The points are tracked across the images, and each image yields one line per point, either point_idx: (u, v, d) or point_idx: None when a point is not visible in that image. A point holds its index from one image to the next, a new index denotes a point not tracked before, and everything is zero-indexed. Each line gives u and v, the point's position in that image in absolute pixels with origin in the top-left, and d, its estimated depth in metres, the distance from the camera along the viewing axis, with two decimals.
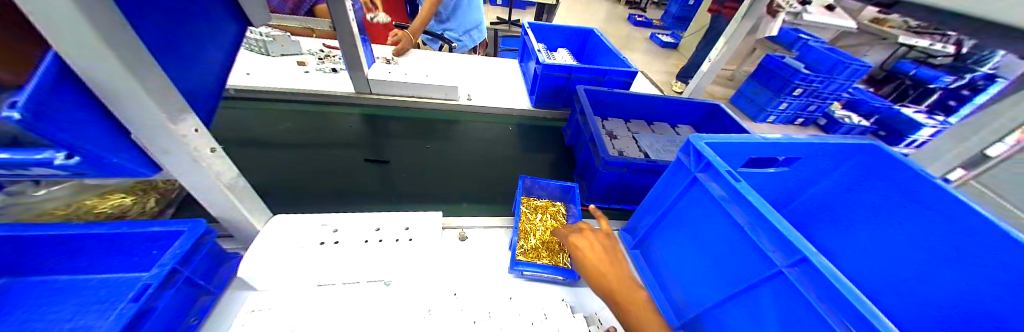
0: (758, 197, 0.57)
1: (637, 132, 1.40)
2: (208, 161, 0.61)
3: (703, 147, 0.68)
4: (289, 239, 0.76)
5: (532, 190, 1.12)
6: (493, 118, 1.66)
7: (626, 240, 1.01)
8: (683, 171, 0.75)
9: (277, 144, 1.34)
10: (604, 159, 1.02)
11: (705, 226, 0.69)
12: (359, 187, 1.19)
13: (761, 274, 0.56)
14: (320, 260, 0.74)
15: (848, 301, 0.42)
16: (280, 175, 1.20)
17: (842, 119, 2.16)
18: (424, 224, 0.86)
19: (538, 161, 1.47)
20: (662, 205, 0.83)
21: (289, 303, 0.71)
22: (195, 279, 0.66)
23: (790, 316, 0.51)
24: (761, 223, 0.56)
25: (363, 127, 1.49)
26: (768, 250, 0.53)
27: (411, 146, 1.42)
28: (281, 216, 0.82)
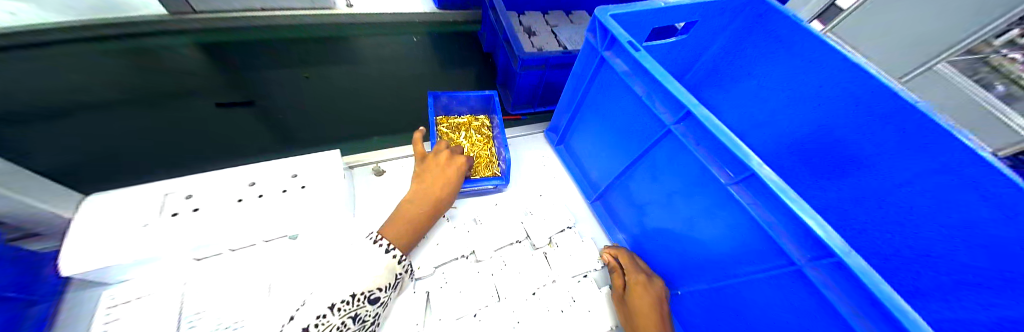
0: (654, 62, 0.54)
1: (555, 24, 1.27)
2: None
3: (606, 19, 0.60)
4: (127, 218, 0.58)
5: (450, 107, 0.99)
6: (391, 29, 1.37)
7: (550, 139, 1.02)
8: (590, 52, 0.69)
9: (80, 107, 0.95)
10: (520, 58, 0.92)
11: (613, 105, 0.69)
12: (231, 138, 0.94)
13: (656, 136, 0.58)
14: (182, 232, 0.58)
15: (717, 142, 0.45)
16: (104, 147, 0.88)
17: None
18: (320, 165, 0.72)
19: (456, 74, 1.30)
20: (577, 94, 0.80)
21: (170, 286, 0.59)
22: (1, 295, 0.48)
23: (679, 166, 0.56)
24: (655, 89, 0.54)
25: (211, 64, 1.12)
26: (661, 113, 0.54)
27: (290, 78, 1.13)
28: (97, 199, 0.59)
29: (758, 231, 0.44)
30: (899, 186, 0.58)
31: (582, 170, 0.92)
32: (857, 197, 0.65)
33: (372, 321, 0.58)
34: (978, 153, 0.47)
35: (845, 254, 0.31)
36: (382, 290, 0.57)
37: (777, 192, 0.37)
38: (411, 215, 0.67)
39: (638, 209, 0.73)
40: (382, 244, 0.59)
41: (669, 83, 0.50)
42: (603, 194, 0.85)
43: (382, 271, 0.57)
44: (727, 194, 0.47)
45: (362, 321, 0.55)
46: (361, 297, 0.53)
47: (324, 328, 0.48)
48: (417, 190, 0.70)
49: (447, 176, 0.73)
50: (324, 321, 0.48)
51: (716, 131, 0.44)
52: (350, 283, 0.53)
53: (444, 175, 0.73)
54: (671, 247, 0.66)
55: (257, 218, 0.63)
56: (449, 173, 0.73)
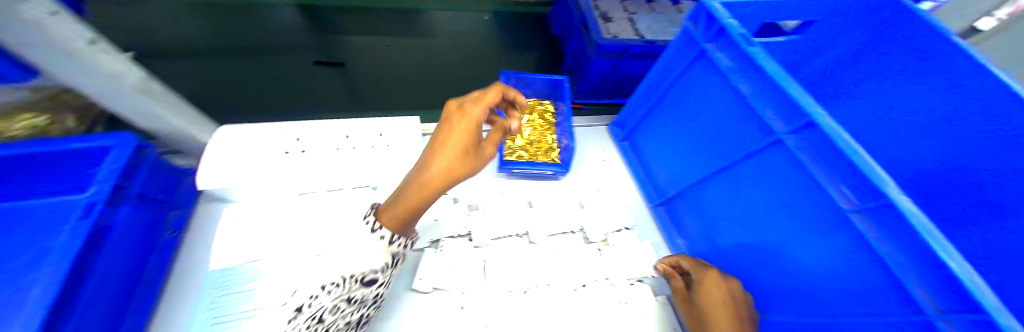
0: (770, 61, 0.49)
1: (633, 11, 1.21)
2: (93, 58, 0.48)
3: (716, 8, 0.55)
4: (252, 151, 0.68)
5: (516, 89, 1.00)
6: (465, 6, 1.40)
7: (615, 134, 0.99)
8: (687, 46, 0.64)
9: (204, 51, 1.10)
10: (597, 43, 0.90)
11: (704, 107, 0.64)
12: (322, 95, 1.04)
13: (757, 145, 0.54)
14: (299, 170, 0.71)
15: (842, 159, 0.40)
16: (220, 87, 1.01)
17: None
18: (401, 127, 0.77)
19: (522, 56, 1.30)
20: (658, 90, 0.76)
21: (263, 214, 0.67)
22: (152, 194, 0.61)
23: (785, 183, 0.51)
24: (767, 93, 0.50)
25: (308, 24, 1.24)
26: (771, 120, 0.50)
27: (374, 45, 1.21)
28: (228, 129, 0.69)
29: (879, 266, 0.39)
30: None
31: (648, 171, 0.88)
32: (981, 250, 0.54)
33: (374, 300, 0.55)
34: None
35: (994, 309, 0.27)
36: (380, 272, 0.52)
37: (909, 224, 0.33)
38: (412, 195, 0.54)
39: (716, 221, 0.69)
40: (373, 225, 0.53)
41: (789, 87, 0.46)
42: (670, 199, 0.81)
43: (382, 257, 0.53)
44: (847, 220, 0.42)
45: (360, 302, 0.52)
46: (353, 280, 0.49)
47: (315, 309, 0.47)
48: (416, 164, 0.53)
49: (450, 141, 0.51)
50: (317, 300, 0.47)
51: (840, 145, 0.39)
52: (349, 264, 0.51)
53: (444, 139, 0.51)
54: (755, 268, 0.62)
55: (350, 165, 0.74)
56: (454, 136, 0.51)
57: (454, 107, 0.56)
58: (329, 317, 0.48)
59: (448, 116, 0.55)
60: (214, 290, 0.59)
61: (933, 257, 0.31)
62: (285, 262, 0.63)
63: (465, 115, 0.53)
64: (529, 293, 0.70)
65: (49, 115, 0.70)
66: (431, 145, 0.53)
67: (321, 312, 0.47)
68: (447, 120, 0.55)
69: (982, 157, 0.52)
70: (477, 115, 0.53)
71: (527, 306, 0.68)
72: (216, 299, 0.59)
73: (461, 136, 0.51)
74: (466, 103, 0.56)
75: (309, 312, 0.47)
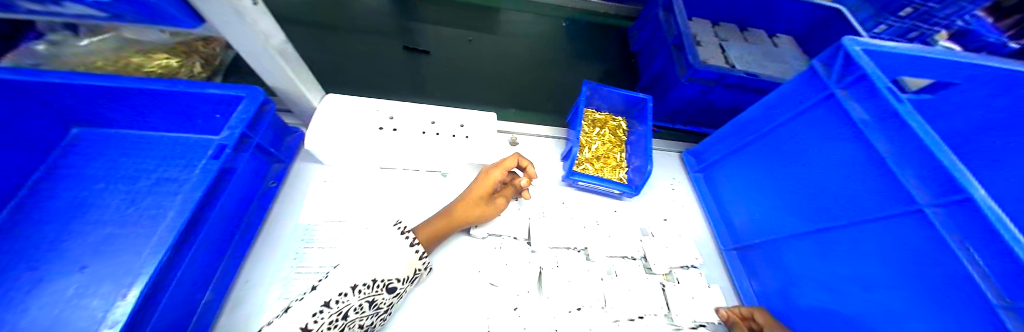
0: (919, 119, 0.44)
1: (724, 38, 1.15)
2: (251, 18, 0.53)
3: (858, 53, 0.51)
4: (347, 123, 0.71)
5: (591, 100, 0.99)
6: (546, 11, 1.41)
7: (689, 163, 0.94)
8: (810, 87, 0.59)
9: (310, 22, 1.21)
10: (692, 68, 0.85)
11: (818, 154, 0.59)
12: (405, 78, 1.09)
13: (884, 210, 0.48)
14: (380, 144, 0.71)
15: (999, 248, 0.35)
16: (321, 56, 1.10)
17: None
18: (483, 120, 0.80)
19: (597, 67, 1.28)
20: (758, 128, 0.71)
21: (355, 180, 0.73)
22: (264, 146, 0.66)
23: (912, 257, 0.45)
24: (912, 156, 0.44)
25: (399, 10, 1.31)
26: (910, 185, 0.44)
27: (457, 38, 1.25)
28: (334, 98, 0.75)
29: None
30: None
31: (722, 210, 0.83)
32: None
33: (386, 310, 0.56)
34: None
35: None
36: (401, 281, 0.55)
37: None
38: (445, 219, 0.67)
39: (795, 280, 0.63)
40: (410, 237, 0.58)
41: (940, 153, 0.40)
42: (745, 244, 0.75)
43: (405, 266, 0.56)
44: (993, 319, 0.36)
45: (376, 308, 0.53)
46: (380, 283, 0.51)
47: (343, 306, 0.47)
48: (445, 206, 0.70)
49: (474, 194, 0.69)
50: (344, 298, 0.47)
51: (1002, 231, 0.34)
52: (380, 267, 0.53)
53: (471, 192, 0.69)
54: None
55: (430, 150, 0.74)
56: (478, 190, 0.69)
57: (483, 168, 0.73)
58: (351, 316, 0.48)
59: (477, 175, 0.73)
60: (298, 243, 0.64)
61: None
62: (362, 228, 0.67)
63: (488, 176, 0.70)
64: (584, 311, 0.68)
65: (181, 58, 0.79)
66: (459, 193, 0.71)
67: (347, 309, 0.48)
68: (474, 177, 0.73)
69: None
70: (497, 176, 0.70)
71: (582, 324, 0.66)
72: (297, 253, 0.63)
73: (482, 192, 0.69)
74: (492, 166, 0.73)
75: (334, 309, 0.46)
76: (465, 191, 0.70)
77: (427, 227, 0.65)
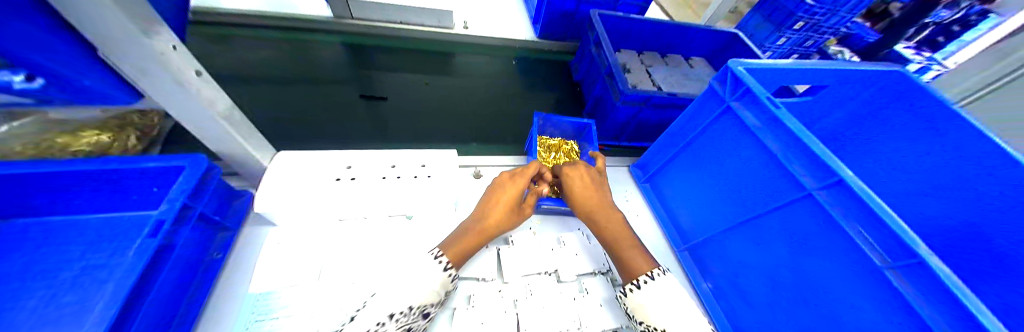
0: (795, 122, 0.54)
1: (650, 64, 1.33)
2: (196, 87, 0.55)
3: (742, 72, 0.62)
4: (302, 178, 0.71)
5: (544, 128, 1.07)
6: (496, 51, 1.53)
7: (635, 175, 1.04)
8: (714, 101, 0.71)
9: (258, 79, 1.19)
10: (623, 93, 0.97)
11: (730, 156, 0.69)
12: (365, 126, 1.10)
13: (786, 197, 0.57)
14: (340, 196, 0.71)
15: (873, 219, 0.44)
16: (275, 113, 1.09)
17: (835, 54, 1.39)
18: (443, 159, 0.82)
19: (547, 97, 1.39)
20: (684, 137, 0.81)
21: (313, 236, 0.71)
22: (208, 217, 0.62)
23: (814, 234, 0.54)
24: (796, 150, 0.54)
25: (352, 60, 1.35)
26: (800, 175, 0.53)
27: (414, 83, 1.31)
28: (285, 156, 0.74)
29: (917, 322, 0.42)
30: None
31: (670, 214, 0.91)
32: None
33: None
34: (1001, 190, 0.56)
35: None
36: (432, 306, 0.59)
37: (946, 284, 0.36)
38: (478, 230, 0.69)
39: (735, 267, 0.71)
40: (443, 261, 0.62)
41: (816, 147, 0.50)
42: (694, 244, 0.82)
43: (437, 286, 0.59)
44: (880, 277, 0.45)
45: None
46: (416, 310, 0.56)
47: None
48: (473, 218, 0.72)
49: (505, 200, 0.72)
50: (383, 328, 0.51)
51: (872, 205, 0.43)
52: (409, 296, 0.56)
53: (500, 199, 0.73)
54: (782, 319, 0.62)
55: (392, 195, 0.75)
56: (508, 197, 0.73)
57: (505, 176, 0.77)
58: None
59: (500, 183, 0.76)
60: (250, 315, 0.60)
61: (973, 316, 0.34)
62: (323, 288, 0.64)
63: (516, 182, 0.75)
64: None
65: (113, 132, 0.75)
66: (484, 204, 0.73)
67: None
68: (496, 186, 0.76)
69: (1004, 217, 0.54)
70: (524, 180, 0.75)
71: None
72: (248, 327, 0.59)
73: (513, 198, 0.73)
74: (513, 173, 0.78)
75: None
76: (493, 198, 0.73)
77: (456, 242, 0.66)
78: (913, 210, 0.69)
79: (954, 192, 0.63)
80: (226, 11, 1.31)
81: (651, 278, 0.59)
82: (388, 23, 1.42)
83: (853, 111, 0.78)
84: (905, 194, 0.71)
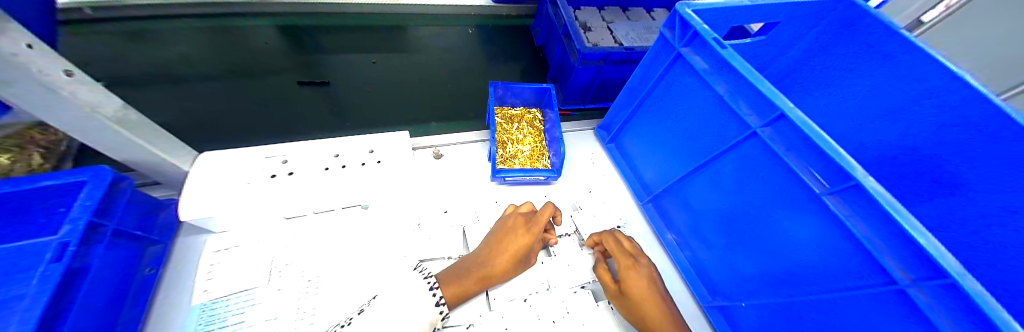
0: (740, 60, 0.52)
1: (611, 20, 1.27)
2: (69, 89, 0.47)
3: (688, 13, 0.58)
4: (235, 177, 0.65)
5: (504, 98, 1.02)
6: (449, 21, 1.42)
7: (601, 137, 1.02)
8: (666, 48, 0.68)
9: (182, 77, 1.07)
10: (580, 52, 0.93)
11: (683, 105, 0.68)
12: (312, 117, 1.02)
13: (735, 139, 0.57)
14: (280, 193, 0.66)
15: (815, 151, 0.44)
16: (207, 113, 0.99)
17: None
18: (394, 142, 0.77)
19: (508, 66, 1.32)
20: (641, 92, 0.79)
21: (260, 238, 0.66)
22: (127, 232, 0.57)
23: (762, 172, 0.54)
24: (741, 89, 0.53)
25: (290, 44, 1.22)
26: (746, 115, 0.52)
27: (361, 64, 1.21)
28: (212, 157, 0.67)
29: (851, 243, 0.43)
30: (968, 221, 0.55)
31: (634, 171, 0.91)
32: (928, 223, 0.60)
33: None
34: (951, 108, 0.56)
35: (960, 276, 0.29)
36: None
37: (882, 205, 0.36)
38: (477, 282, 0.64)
39: (695, 215, 0.73)
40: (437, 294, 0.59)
41: (758, 83, 0.49)
42: (657, 197, 0.83)
43: (426, 323, 0.57)
44: (819, 206, 0.46)
45: None
46: None
47: None
48: (476, 259, 0.66)
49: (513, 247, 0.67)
50: None
51: (812, 136, 0.42)
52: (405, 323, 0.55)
53: (507, 254, 0.66)
54: (738, 256, 0.64)
55: (340, 185, 0.70)
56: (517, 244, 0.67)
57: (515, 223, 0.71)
58: None
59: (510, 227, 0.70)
60: (197, 326, 0.57)
61: (903, 229, 0.35)
62: (276, 290, 0.61)
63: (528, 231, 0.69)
64: (529, 300, 0.69)
65: (12, 152, 0.65)
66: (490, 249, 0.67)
67: None
68: (505, 230, 0.70)
69: (949, 138, 0.56)
70: (536, 230, 0.69)
71: (530, 313, 0.68)
72: None
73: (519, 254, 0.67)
74: (525, 220, 0.71)
75: None
76: (500, 249, 0.67)
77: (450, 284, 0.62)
78: (861, 140, 0.70)
79: (898, 117, 0.64)
80: (141, 2, 1.17)
81: None
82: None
83: (806, 47, 0.76)
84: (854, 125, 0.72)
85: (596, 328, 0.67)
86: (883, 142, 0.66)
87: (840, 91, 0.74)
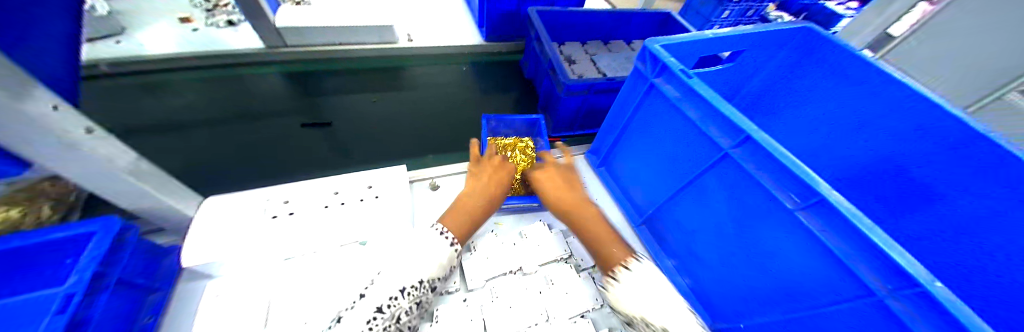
0: (707, 88, 0.57)
1: (594, 53, 1.36)
2: (90, 145, 0.51)
3: (657, 49, 0.65)
4: (238, 221, 0.69)
5: (497, 129, 1.07)
6: (443, 60, 1.52)
7: (591, 161, 1.05)
8: (640, 80, 0.73)
9: (191, 123, 1.13)
10: (566, 84, 0.99)
11: (661, 130, 0.72)
12: (312, 156, 1.06)
13: (711, 160, 0.60)
14: (282, 234, 0.69)
15: (782, 169, 0.47)
16: (212, 157, 1.03)
17: None
18: (390, 177, 0.81)
19: (500, 98, 1.39)
20: (623, 118, 0.84)
21: (259, 280, 0.67)
22: (130, 280, 0.58)
23: (738, 190, 0.57)
24: (710, 115, 0.58)
25: (294, 88, 1.30)
26: (718, 138, 0.56)
27: (360, 103, 1.27)
28: (218, 201, 0.72)
29: (828, 256, 0.45)
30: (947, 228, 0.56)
31: (624, 193, 0.94)
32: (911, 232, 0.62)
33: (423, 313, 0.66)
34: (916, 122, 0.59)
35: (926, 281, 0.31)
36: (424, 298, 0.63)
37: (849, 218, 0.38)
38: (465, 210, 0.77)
39: (685, 234, 0.74)
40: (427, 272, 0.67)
41: (724, 108, 0.53)
42: (649, 219, 0.85)
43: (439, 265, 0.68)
44: (795, 221, 0.48)
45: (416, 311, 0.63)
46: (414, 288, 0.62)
47: (395, 309, 0.59)
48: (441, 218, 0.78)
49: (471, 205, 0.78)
50: (396, 301, 0.59)
51: (778, 155, 0.46)
52: (402, 288, 0.61)
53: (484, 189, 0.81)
54: (730, 275, 0.65)
55: (339, 223, 0.72)
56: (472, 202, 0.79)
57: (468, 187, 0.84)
58: (404, 316, 0.60)
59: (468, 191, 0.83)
60: None
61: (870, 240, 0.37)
62: None
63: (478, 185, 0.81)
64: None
65: (22, 206, 0.67)
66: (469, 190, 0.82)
67: (398, 312, 0.59)
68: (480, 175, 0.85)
69: (918, 149, 0.60)
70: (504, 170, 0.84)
71: None
72: None
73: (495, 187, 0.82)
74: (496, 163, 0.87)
75: (388, 313, 0.58)
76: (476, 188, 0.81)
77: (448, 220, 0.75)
78: (836, 154, 0.73)
79: (869, 131, 0.67)
80: (156, 56, 1.25)
81: (629, 269, 0.61)
82: (325, 45, 1.38)
83: (773, 71, 0.82)
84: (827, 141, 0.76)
85: None
86: (856, 156, 0.70)
87: (810, 109, 0.79)
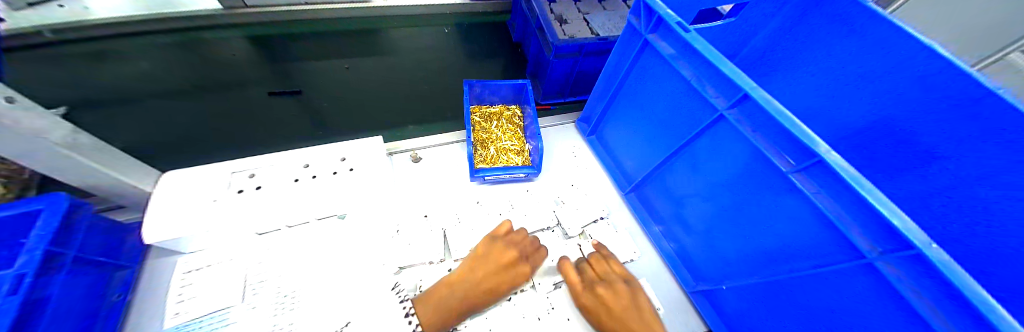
0: (704, 42, 0.51)
1: (587, 11, 1.26)
2: (7, 116, 0.44)
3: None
4: (199, 194, 0.64)
5: (481, 97, 1.01)
6: (424, 21, 1.40)
7: (582, 129, 1.01)
8: (634, 36, 0.67)
9: (152, 94, 1.04)
10: (554, 45, 0.92)
11: (655, 92, 0.67)
12: (284, 128, 1.00)
13: (706, 122, 0.56)
14: (249, 208, 0.65)
15: (780, 130, 0.43)
16: (177, 130, 0.97)
17: None
18: (366, 149, 0.76)
19: (486, 63, 1.30)
20: (615, 80, 0.78)
21: (233, 255, 0.65)
22: (91, 258, 0.55)
23: (732, 154, 0.53)
24: (706, 73, 0.52)
25: (261, 54, 1.19)
26: (713, 98, 0.52)
27: (334, 70, 1.18)
28: (176, 175, 0.67)
29: (820, 219, 0.42)
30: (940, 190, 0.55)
31: (615, 161, 0.91)
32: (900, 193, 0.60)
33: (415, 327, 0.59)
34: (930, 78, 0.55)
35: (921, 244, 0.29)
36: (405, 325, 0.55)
37: (846, 180, 0.35)
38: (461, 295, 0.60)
39: (675, 201, 0.72)
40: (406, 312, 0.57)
41: (721, 65, 0.48)
42: (638, 186, 0.83)
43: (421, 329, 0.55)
44: (789, 184, 0.45)
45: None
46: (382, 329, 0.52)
47: None
48: (456, 274, 0.62)
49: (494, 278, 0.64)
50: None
51: (775, 115, 0.42)
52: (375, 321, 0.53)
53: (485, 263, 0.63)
54: (718, 240, 0.64)
55: (312, 196, 0.69)
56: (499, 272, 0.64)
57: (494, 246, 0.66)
58: None
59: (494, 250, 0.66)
60: None
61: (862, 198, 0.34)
62: (250, 308, 0.59)
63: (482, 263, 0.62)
64: (514, 299, 0.68)
65: None
66: (473, 258, 0.64)
67: None
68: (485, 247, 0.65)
69: (917, 107, 0.55)
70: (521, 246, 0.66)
71: (514, 312, 0.67)
72: None
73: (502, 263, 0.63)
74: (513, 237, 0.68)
75: None
76: (476, 259, 0.63)
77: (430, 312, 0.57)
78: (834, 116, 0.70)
79: None
80: (102, 19, 1.13)
81: None
82: (291, 5, 1.26)
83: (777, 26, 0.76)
84: (825, 102, 0.72)
85: (582, 322, 0.66)
86: (856, 117, 0.65)
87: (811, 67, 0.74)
